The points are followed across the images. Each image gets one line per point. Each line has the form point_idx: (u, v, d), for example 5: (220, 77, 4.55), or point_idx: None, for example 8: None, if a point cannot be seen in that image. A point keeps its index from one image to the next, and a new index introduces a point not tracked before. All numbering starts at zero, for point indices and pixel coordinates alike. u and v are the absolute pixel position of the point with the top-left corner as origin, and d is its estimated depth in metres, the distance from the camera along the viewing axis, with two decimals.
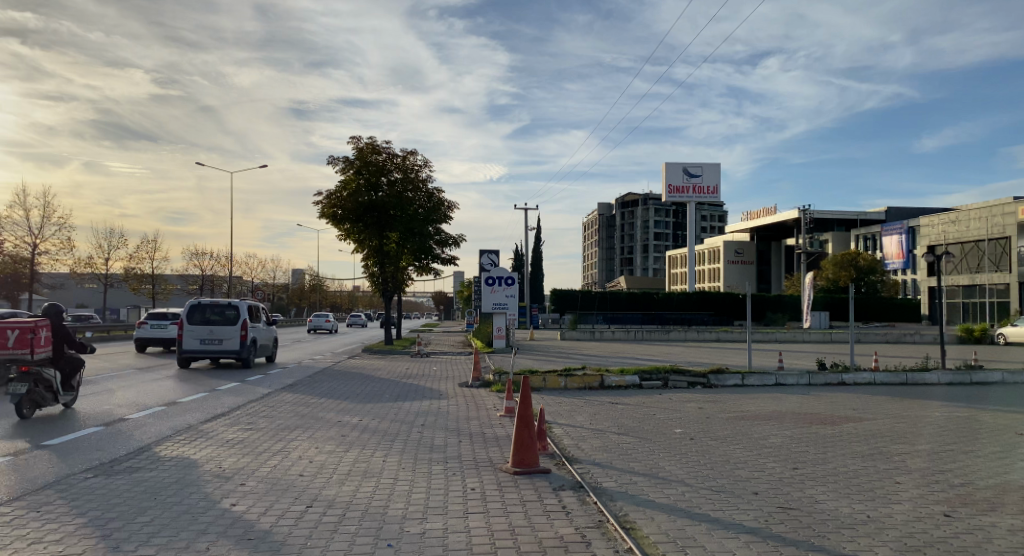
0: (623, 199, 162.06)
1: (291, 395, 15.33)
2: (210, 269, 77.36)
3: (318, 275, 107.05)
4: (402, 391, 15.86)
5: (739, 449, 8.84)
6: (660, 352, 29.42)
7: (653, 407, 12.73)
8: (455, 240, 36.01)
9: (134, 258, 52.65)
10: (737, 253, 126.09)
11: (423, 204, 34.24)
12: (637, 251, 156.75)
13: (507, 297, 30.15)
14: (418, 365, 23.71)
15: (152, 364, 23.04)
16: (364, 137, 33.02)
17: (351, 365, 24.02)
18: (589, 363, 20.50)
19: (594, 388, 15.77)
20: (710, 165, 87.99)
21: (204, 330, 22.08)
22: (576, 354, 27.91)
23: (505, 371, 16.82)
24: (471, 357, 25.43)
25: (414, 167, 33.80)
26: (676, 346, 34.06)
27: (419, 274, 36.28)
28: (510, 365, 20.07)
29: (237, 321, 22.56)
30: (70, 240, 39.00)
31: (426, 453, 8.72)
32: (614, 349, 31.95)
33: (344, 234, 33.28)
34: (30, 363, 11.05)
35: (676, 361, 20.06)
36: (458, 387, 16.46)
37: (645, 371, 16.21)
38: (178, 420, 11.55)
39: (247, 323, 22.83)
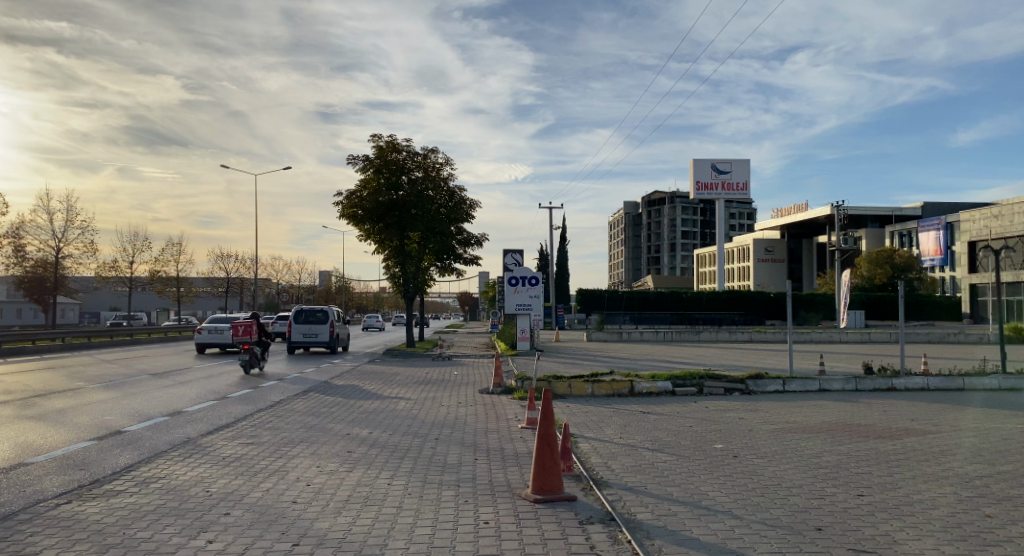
0: (650, 197, 160.17)
1: (302, 403, 14.51)
2: (236, 272, 77.57)
3: (344, 276, 107.06)
4: (419, 398, 15.01)
5: (790, 469, 7.80)
6: (691, 354, 28.26)
7: (688, 418, 11.70)
8: (478, 239, 35.19)
9: (159, 261, 52.70)
10: (768, 251, 123.58)
11: (445, 203, 33.49)
12: (665, 250, 154.72)
13: (531, 298, 29.25)
14: (439, 369, 22.87)
15: (168, 369, 22.50)
16: (384, 135, 32.36)
17: (370, 369, 23.24)
18: (618, 367, 19.49)
19: (624, 395, 14.79)
20: (740, 161, 86.16)
21: (305, 327, 31.06)
22: (603, 357, 26.88)
23: (528, 377, 15.88)
24: (494, 360, 24.55)
25: (436, 165, 33.06)
26: (707, 348, 32.79)
27: (442, 275, 35.54)
28: (534, 369, 19.13)
29: (328, 321, 31.50)
30: (95, 244, 38.98)
31: (437, 475, 7.82)
32: (644, 351, 30.80)
33: (365, 234, 32.71)
34: (249, 342, 21.17)
35: (710, 365, 18.96)
36: (478, 394, 15.58)
37: (677, 376, 15.18)
38: (178, 433, 10.82)
39: (334, 321, 31.77)
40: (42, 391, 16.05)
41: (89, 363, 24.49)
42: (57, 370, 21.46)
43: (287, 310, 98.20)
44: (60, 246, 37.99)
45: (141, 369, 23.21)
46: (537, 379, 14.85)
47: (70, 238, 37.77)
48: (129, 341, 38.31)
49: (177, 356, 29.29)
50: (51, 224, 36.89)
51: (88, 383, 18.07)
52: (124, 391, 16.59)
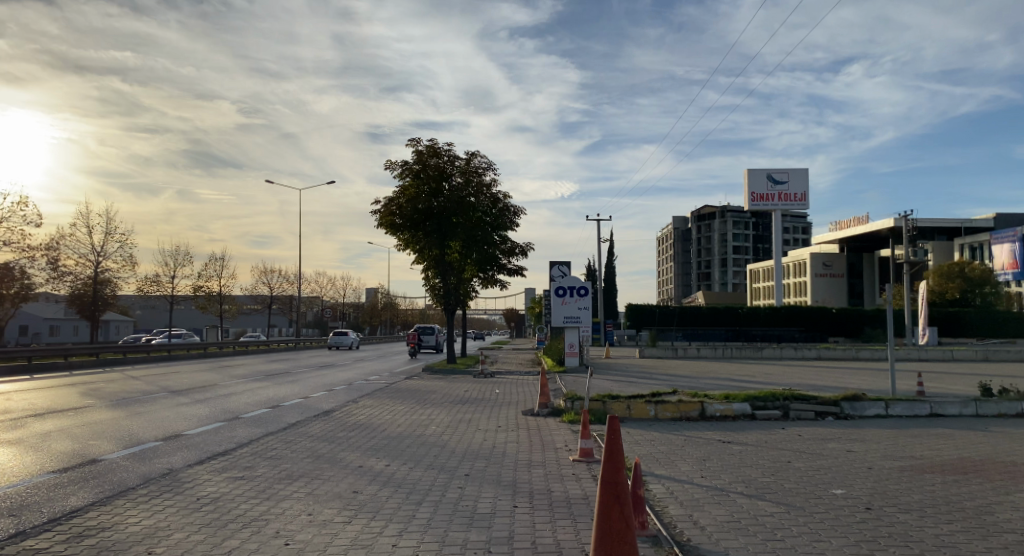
0: (700, 211, 156.24)
1: (318, 426, 12.58)
2: (280, 289, 77.23)
3: (389, 293, 106.29)
4: (453, 422, 13.03)
5: (965, 534, 5.43)
6: (757, 372, 25.61)
7: (782, 450, 9.36)
8: (523, 249, 33.30)
9: (201, 277, 52.34)
10: (826, 265, 118.42)
11: (487, 210, 31.75)
12: (715, 265, 150.23)
13: (580, 309, 27.12)
14: (479, 387, 20.86)
15: (191, 386, 21.05)
16: (424, 140, 30.84)
17: (404, 386, 21.34)
18: (680, 386, 17.15)
19: (693, 419, 12.55)
20: (797, 171, 82.44)
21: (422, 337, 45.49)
22: (659, 375, 24.45)
23: (579, 396, 13.72)
24: (540, 377, 22.43)
25: (478, 171, 31.38)
26: (773, 366, 29.99)
27: (484, 286, 33.76)
28: (583, 387, 17.01)
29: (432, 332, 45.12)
30: (133, 259, 38.32)
31: (460, 535, 5.72)
32: (704, 369, 28.18)
33: (404, 243, 31.22)
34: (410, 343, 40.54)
35: (788, 384, 16.48)
36: (521, 415, 13.53)
37: (756, 397, 12.85)
38: (160, 463, 8.98)
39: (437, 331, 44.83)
40: (41, 411, 14.53)
41: (113, 380, 23.24)
42: (74, 388, 20.10)
43: (332, 327, 97.63)
44: (99, 263, 37.40)
45: (164, 385, 21.80)
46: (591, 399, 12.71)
47: (108, 254, 37.13)
48: (167, 357, 37.54)
49: (209, 372, 28.14)
50: (88, 241, 36.28)
51: (98, 402, 16.57)
52: (132, 411, 15.04)
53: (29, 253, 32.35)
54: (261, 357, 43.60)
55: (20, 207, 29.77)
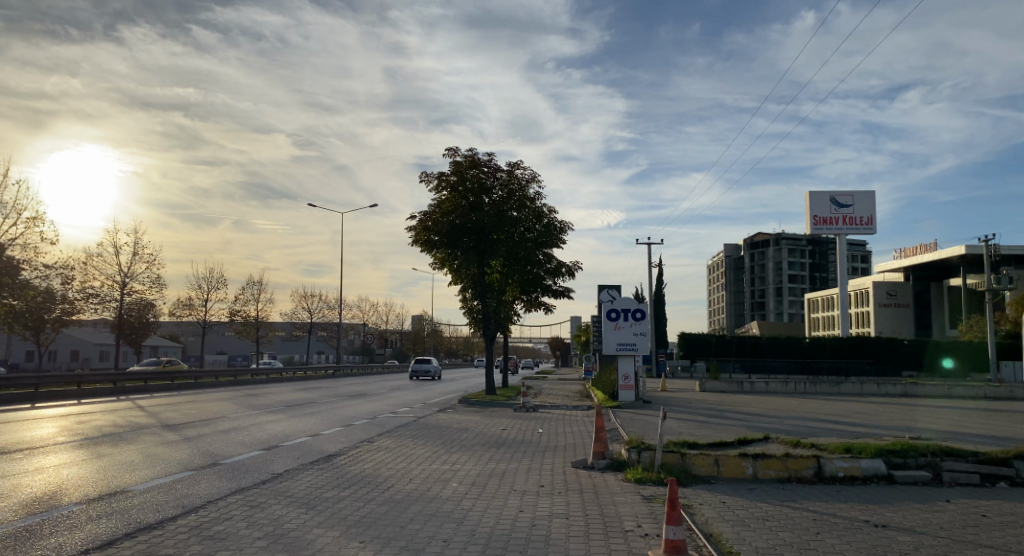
0: (753, 239, 150.89)
1: (305, 480, 9.64)
2: (321, 315, 75.52)
3: (433, 319, 104.09)
4: (482, 476, 9.97)
5: None
6: (847, 412, 21.86)
7: (980, 547, 6.02)
8: (570, 268, 30.29)
9: (238, 301, 50.66)
10: (890, 295, 111.92)
11: (531, 226, 28.98)
12: (770, 294, 144.07)
13: (635, 335, 23.93)
14: (519, 424, 17.73)
15: (192, 420, 18.49)
16: (462, 149, 28.35)
17: (432, 423, 18.37)
18: (770, 432, 13.68)
19: (808, 481, 9.25)
20: (863, 194, 77.63)
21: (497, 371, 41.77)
22: (732, 414, 20.99)
23: (648, 444, 10.56)
24: (591, 414, 19.19)
25: (521, 183, 28.62)
26: (860, 404, 26.06)
27: (527, 309, 30.85)
28: (648, 432, 13.71)
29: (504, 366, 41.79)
30: (161, 282, 36.57)
31: None
32: (780, 407, 24.49)
33: (439, 261, 28.81)
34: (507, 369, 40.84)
35: (912, 433, 12.96)
36: (572, 469, 10.39)
37: (892, 452, 9.52)
38: (38, 550, 6.07)
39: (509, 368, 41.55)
40: None
41: (117, 410, 20.91)
42: (62, 420, 17.66)
43: (374, 355, 95.62)
44: (127, 285, 35.69)
45: (163, 417, 19.22)
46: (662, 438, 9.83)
47: (136, 276, 35.47)
48: (194, 383, 35.57)
49: (226, 401, 25.75)
50: (114, 263, 34.59)
51: (66, 439, 13.98)
52: (96, 451, 12.39)
53: (49, 273, 30.72)
54: (293, 386, 41.41)
55: (35, 225, 27.98)
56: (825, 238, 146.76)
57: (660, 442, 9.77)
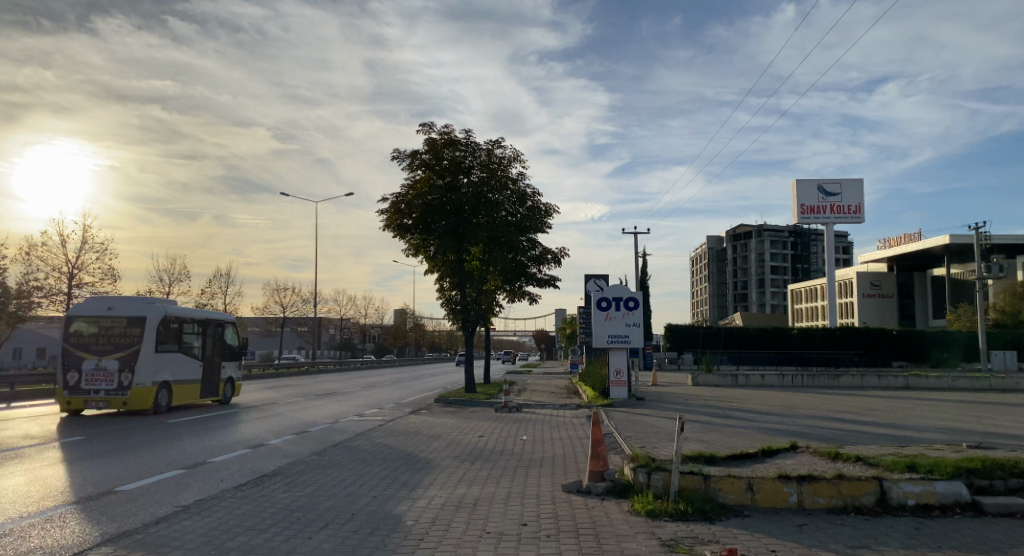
0: (735, 231, 149.71)
1: (212, 520, 7.32)
2: (295, 310, 72.54)
3: (413, 313, 101.48)
4: (445, 509, 7.76)
5: None
6: (858, 409, 19.94)
7: None
8: (556, 256, 28.11)
9: (203, 294, 47.95)
10: (874, 285, 111.19)
11: (512, 209, 26.81)
12: (753, 285, 143.08)
13: (628, 326, 21.86)
14: (499, 430, 15.46)
15: (122, 428, 16.07)
16: (437, 126, 25.97)
17: (399, 428, 16.09)
18: (797, 439, 11.57)
19: (869, 513, 7.10)
20: (851, 181, 76.04)
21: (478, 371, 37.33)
22: (733, 412, 18.97)
23: (657, 461, 8.45)
24: (582, 417, 17.01)
25: (503, 163, 26.36)
26: (865, 399, 24.23)
27: (508, 299, 28.70)
28: (649, 443, 11.56)
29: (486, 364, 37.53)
30: (113, 273, 33.84)
31: None
32: (781, 403, 22.48)
33: (413, 248, 26.67)
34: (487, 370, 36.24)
35: (960, 441, 10.96)
36: (564, 495, 8.22)
37: (973, 471, 7.46)
38: None
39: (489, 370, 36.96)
40: None
41: (41, 417, 18.35)
42: None
43: (351, 350, 92.86)
44: (74, 278, 32.95)
45: (91, 424, 16.74)
46: (679, 443, 7.63)
47: (85, 269, 32.73)
48: None
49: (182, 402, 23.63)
50: (60, 254, 31.86)
51: None
52: None
53: None
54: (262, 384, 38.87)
55: None
56: (808, 229, 146.09)
57: (676, 452, 7.54)
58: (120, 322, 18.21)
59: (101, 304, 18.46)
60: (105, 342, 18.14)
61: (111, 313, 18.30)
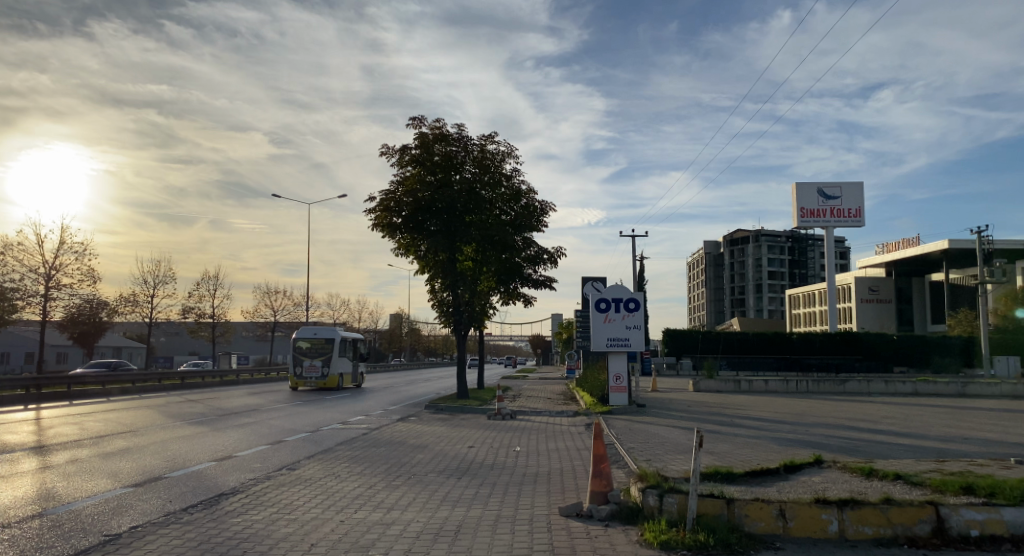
0: (733, 235, 148.89)
1: (142, 551, 6.16)
2: (287, 313, 71.32)
3: (408, 318, 100.31)
4: (422, 537, 6.65)
5: None
6: (871, 417, 18.82)
7: None
8: (552, 256, 27.00)
9: (191, 297, 46.86)
10: (873, 290, 110.31)
11: (507, 207, 25.71)
12: (751, 290, 142.27)
13: (628, 328, 20.79)
14: (492, 440, 14.32)
15: (85, 438, 14.87)
16: (428, 119, 24.89)
17: (382, 437, 14.94)
18: (819, 452, 10.41)
19: (924, 545, 5.95)
20: (851, 185, 75.13)
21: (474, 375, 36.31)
22: (740, 419, 17.88)
23: (667, 479, 7.36)
24: (579, 426, 15.87)
25: (497, 158, 25.33)
26: (876, 405, 23.12)
27: (503, 301, 27.57)
28: (656, 458, 10.41)
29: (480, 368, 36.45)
30: (94, 273, 32.64)
31: None
32: (789, 410, 21.38)
33: (404, 247, 25.66)
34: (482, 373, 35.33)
35: (1001, 455, 9.81)
36: (563, 520, 7.10)
37: None
38: None
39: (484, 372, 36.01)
40: None
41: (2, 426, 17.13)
42: None
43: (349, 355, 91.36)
44: (53, 279, 31.76)
45: (51, 434, 15.51)
46: (698, 461, 6.44)
47: (64, 269, 31.52)
48: (135, 388, 31.71)
49: (158, 409, 22.42)
50: (37, 253, 30.62)
51: None
52: None
53: None
54: (250, 391, 37.66)
55: None
56: (805, 234, 145.34)
57: (695, 472, 6.35)
58: (322, 339, 35.01)
59: (312, 331, 35.38)
60: (315, 350, 35.06)
61: (318, 334, 35.27)
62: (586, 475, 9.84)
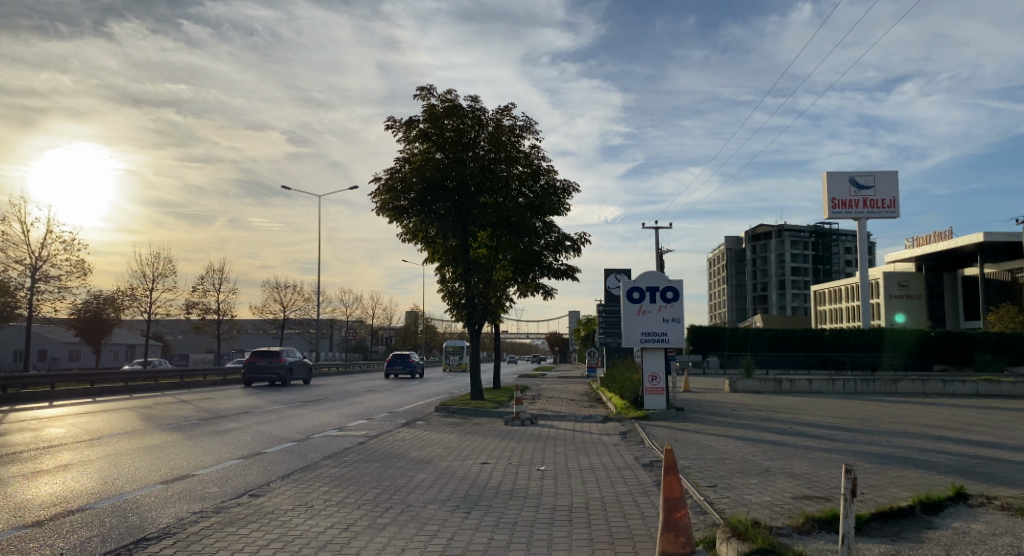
0: (754, 231, 145.20)
1: None
2: (298, 311, 69.34)
3: (424, 313, 98.12)
4: None
5: None
6: (948, 425, 16.07)
7: None
8: (575, 243, 24.45)
9: (194, 293, 45.00)
10: (902, 285, 106.28)
11: (526, 187, 23.20)
12: (772, 286, 138.70)
13: (665, 321, 18.26)
14: (510, 453, 11.84)
15: (28, 449, 12.56)
16: (438, 90, 22.42)
17: (380, 449, 12.51)
18: (943, 483, 7.79)
19: None
20: (884, 174, 71.82)
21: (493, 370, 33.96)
22: (798, 427, 15.25)
23: (775, 538, 4.88)
24: (611, 437, 13.35)
25: (513, 133, 22.83)
26: (941, 409, 20.33)
27: (521, 292, 25.09)
28: (728, 493, 7.91)
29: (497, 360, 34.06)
30: (84, 264, 30.60)
31: None
32: (849, 415, 18.65)
33: (412, 232, 23.35)
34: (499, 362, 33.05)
35: None
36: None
37: None
38: None
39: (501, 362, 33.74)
40: None
41: None
42: None
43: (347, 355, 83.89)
44: (40, 272, 29.76)
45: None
46: (851, 523, 3.96)
47: (50, 262, 29.56)
48: (127, 387, 29.58)
49: (147, 410, 20.52)
50: (22, 245, 28.69)
51: None
52: None
53: None
54: (274, 387, 37.96)
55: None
56: (828, 229, 141.28)
57: (848, 539, 3.90)
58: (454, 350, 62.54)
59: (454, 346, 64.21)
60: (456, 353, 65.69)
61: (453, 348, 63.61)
62: (637, 516, 7.32)
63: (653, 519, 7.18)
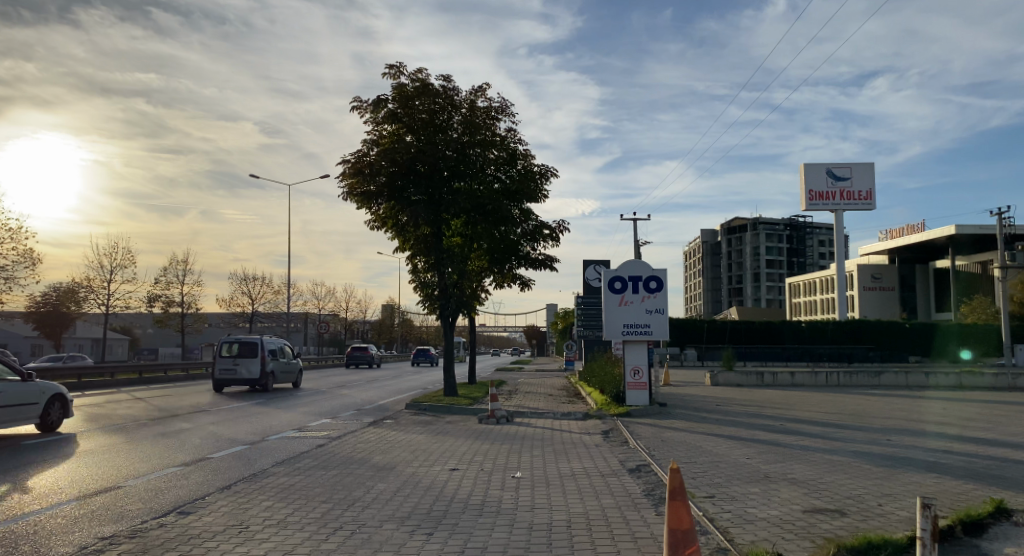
0: (730, 224, 145.48)
1: None
2: (268, 304, 67.68)
3: (399, 306, 96.65)
4: None
5: None
6: (940, 421, 15.29)
7: None
8: (553, 231, 23.39)
9: (157, 285, 43.31)
10: (875, 278, 107.00)
11: (502, 172, 22.05)
12: (747, 279, 139.10)
13: (648, 313, 17.30)
14: (482, 457, 10.72)
15: None
16: (408, 69, 21.19)
17: (340, 454, 11.34)
18: (967, 495, 6.88)
19: None
20: (861, 165, 71.76)
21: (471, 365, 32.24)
22: (787, 424, 14.35)
23: None
24: (592, 438, 12.28)
25: (488, 116, 21.72)
26: (927, 402, 19.61)
27: (497, 282, 23.97)
28: (726, 506, 6.92)
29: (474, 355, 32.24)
30: (34, 254, 28.90)
31: None
32: (837, 410, 17.83)
33: (381, 219, 22.07)
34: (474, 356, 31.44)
35: None
36: None
37: None
38: None
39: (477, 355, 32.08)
40: None
41: None
42: None
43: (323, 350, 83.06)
44: None
45: None
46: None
47: None
48: (81, 384, 28.02)
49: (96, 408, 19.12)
50: None
51: None
52: None
53: None
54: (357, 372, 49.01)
55: None
56: (802, 222, 141.93)
57: None
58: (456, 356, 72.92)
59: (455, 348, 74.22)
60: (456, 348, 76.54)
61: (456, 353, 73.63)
62: (628, 536, 6.24)
63: (647, 540, 6.12)
